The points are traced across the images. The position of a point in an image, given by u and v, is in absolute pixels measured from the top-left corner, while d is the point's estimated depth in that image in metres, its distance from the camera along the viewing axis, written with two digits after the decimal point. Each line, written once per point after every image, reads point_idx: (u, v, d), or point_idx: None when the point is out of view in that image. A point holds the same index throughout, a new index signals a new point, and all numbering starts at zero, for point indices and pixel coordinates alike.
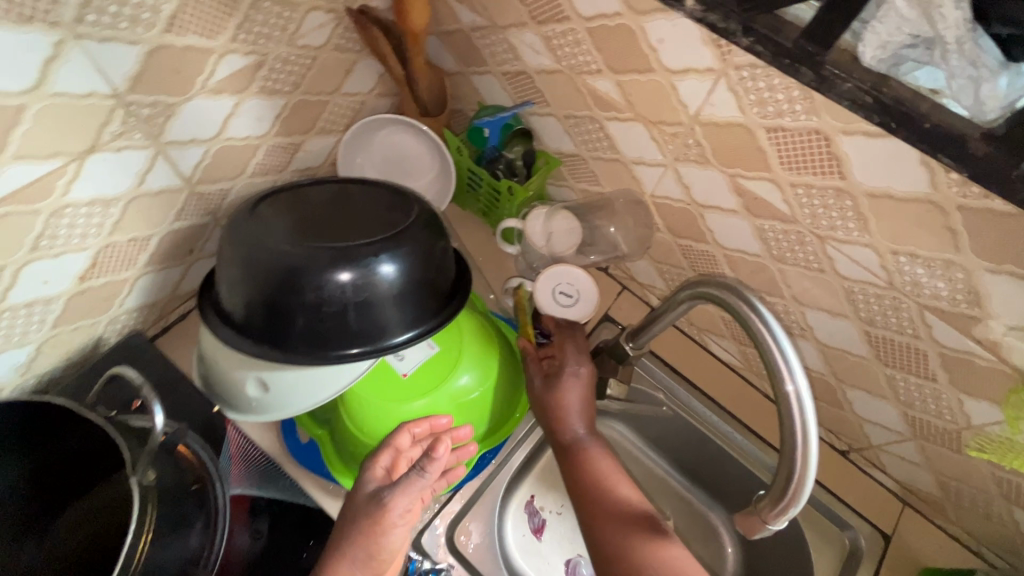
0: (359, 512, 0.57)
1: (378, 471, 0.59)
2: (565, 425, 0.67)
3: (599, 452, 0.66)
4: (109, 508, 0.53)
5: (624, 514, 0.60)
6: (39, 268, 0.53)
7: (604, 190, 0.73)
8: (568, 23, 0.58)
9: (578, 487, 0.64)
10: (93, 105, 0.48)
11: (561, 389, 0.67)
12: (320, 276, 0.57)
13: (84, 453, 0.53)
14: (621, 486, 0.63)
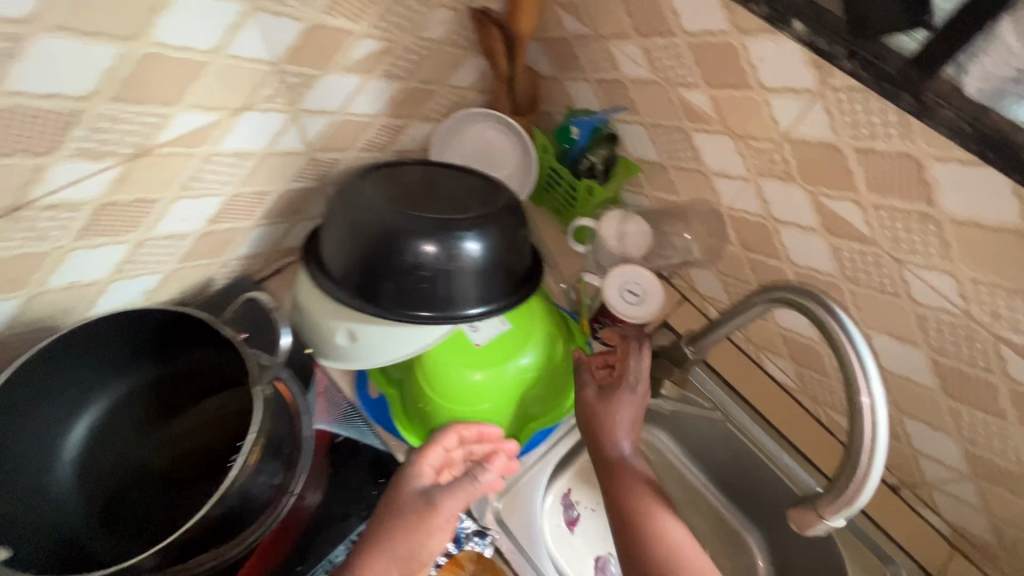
0: (404, 507, 0.60)
1: (427, 470, 0.63)
2: (613, 443, 0.67)
3: (643, 472, 0.67)
4: (219, 426, 0.57)
5: (670, 540, 0.60)
6: (181, 207, 0.61)
7: (680, 199, 0.76)
8: (671, 38, 0.62)
9: (618, 507, 0.64)
10: (255, 69, 0.55)
11: (613, 408, 0.69)
12: (415, 242, 0.63)
13: (206, 372, 0.59)
14: (665, 511, 0.63)
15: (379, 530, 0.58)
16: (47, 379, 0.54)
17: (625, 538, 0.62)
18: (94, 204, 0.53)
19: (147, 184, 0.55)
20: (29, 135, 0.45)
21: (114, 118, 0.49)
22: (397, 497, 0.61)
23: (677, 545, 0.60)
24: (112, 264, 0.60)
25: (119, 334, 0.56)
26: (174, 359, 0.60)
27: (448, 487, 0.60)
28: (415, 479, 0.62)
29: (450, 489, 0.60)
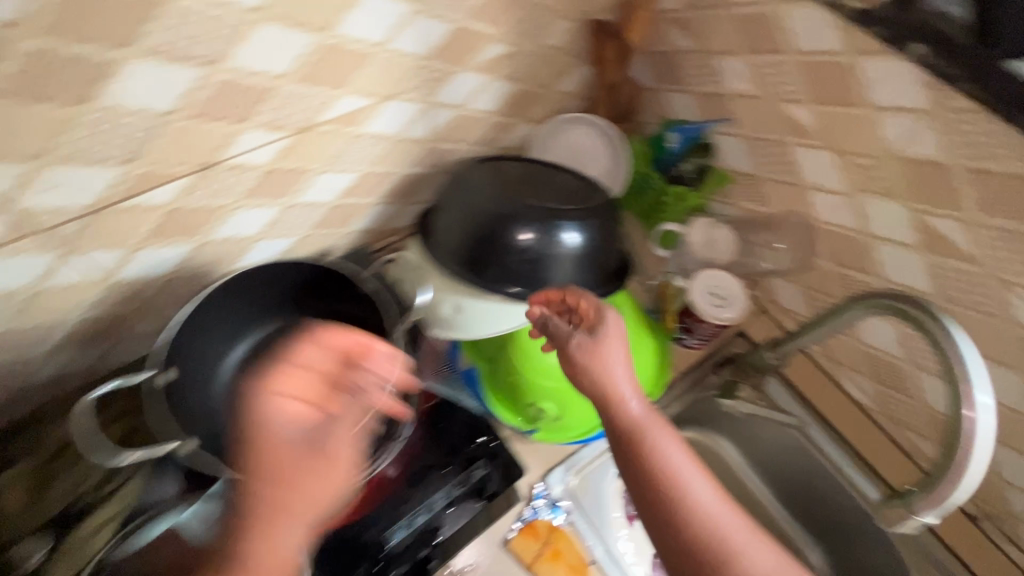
0: (281, 493, 0.42)
1: (293, 403, 0.45)
2: (624, 408, 0.57)
3: (660, 434, 0.56)
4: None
5: (703, 513, 0.53)
6: (324, 179, 0.69)
7: (771, 211, 0.79)
8: (782, 55, 0.65)
9: (638, 476, 0.55)
10: (407, 62, 0.63)
11: (607, 365, 0.58)
12: (524, 226, 0.69)
13: (338, 327, 0.67)
14: (692, 475, 0.55)
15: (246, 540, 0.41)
16: (216, 313, 0.63)
17: (653, 516, 0.54)
18: (263, 168, 0.62)
19: (305, 156, 0.64)
20: (235, 105, 0.53)
21: (297, 96, 0.57)
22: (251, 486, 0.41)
23: (711, 518, 0.53)
24: (263, 223, 0.69)
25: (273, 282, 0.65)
26: (309, 314, 0.67)
27: (327, 423, 0.45)
28: (280, 448, 0.42)
29: (345, 431, 0.46)
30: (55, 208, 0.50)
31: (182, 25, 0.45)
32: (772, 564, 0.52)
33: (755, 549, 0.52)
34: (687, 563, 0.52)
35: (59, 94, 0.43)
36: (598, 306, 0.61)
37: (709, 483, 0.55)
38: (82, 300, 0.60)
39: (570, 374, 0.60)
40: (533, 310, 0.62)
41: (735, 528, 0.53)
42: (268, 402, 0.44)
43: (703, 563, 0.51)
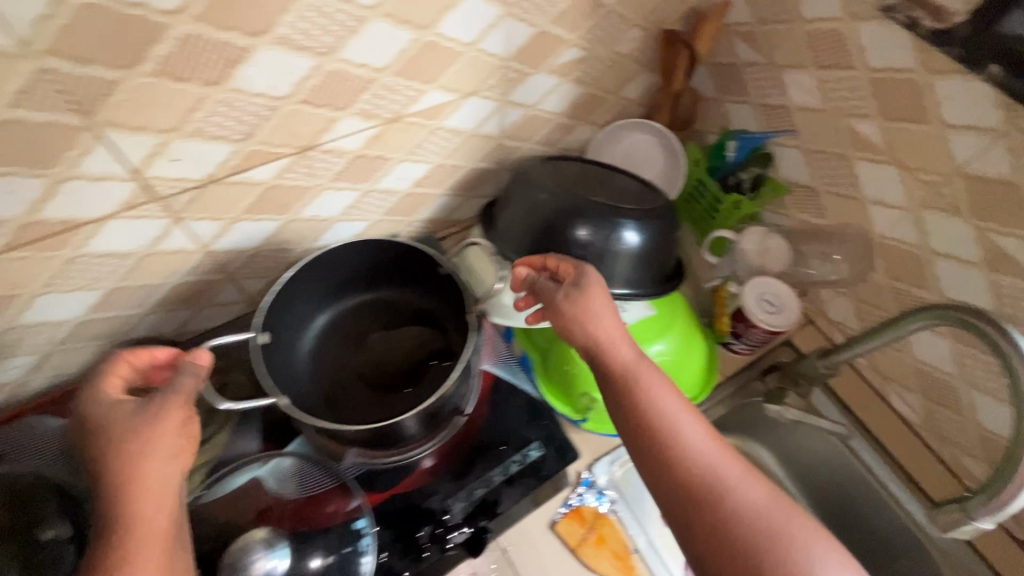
0: (143, 490, 0.46)
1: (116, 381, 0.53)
2: (614, 352, 0.58)
3: (651, 376, 0.57)
4: (416, 349, 0.68)
5: (692, 450, 0.53)
6: (402, 167, 0.73)
7: (827, 223, 0.80)
8: (852, 71, 0.67)
9: (628, 416, 0.56)
10: (490, 62, 0.66)
11: (595, 312, 0.60)
12: (587, 222, 0.72)
13: (411, 305, 0.72)
14: (682, 416, 0.55)
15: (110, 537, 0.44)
16: (307, 281, 0.65)
17: (643, 456, 0.54)
18: (351, 154, 0.66)
19: (389, 145, 0.68)
20: (338, 94, 0.58)
21: (391, 88, 0.61)
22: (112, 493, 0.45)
23: (702, 456, 0.53)
24: (343, 206, 0.73)
25: (359, 257, 0.68)
26: (386, 290, 0.72)
27: (145, 420, 0.48)
28: (122, 451, 0.47)
29: (153, 434, 0.48)
30: (175, 178, 0.55)
31: (306, 18, 0.49)
32: (766, 501, 0.50)
33: (748, 486, 0.51)
34: (679, 499, 0.52)
35: (197, 74, 0.48)
36: (577, 265, 0.64)
37: (700, 423, 0.55)
38: (181, 264, 0.66)
39: (561, 325, 0.62)
40: (520, 269, 0.66)
41: (726, 465, 0.52)
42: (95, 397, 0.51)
43: (696, 499, 0.51)
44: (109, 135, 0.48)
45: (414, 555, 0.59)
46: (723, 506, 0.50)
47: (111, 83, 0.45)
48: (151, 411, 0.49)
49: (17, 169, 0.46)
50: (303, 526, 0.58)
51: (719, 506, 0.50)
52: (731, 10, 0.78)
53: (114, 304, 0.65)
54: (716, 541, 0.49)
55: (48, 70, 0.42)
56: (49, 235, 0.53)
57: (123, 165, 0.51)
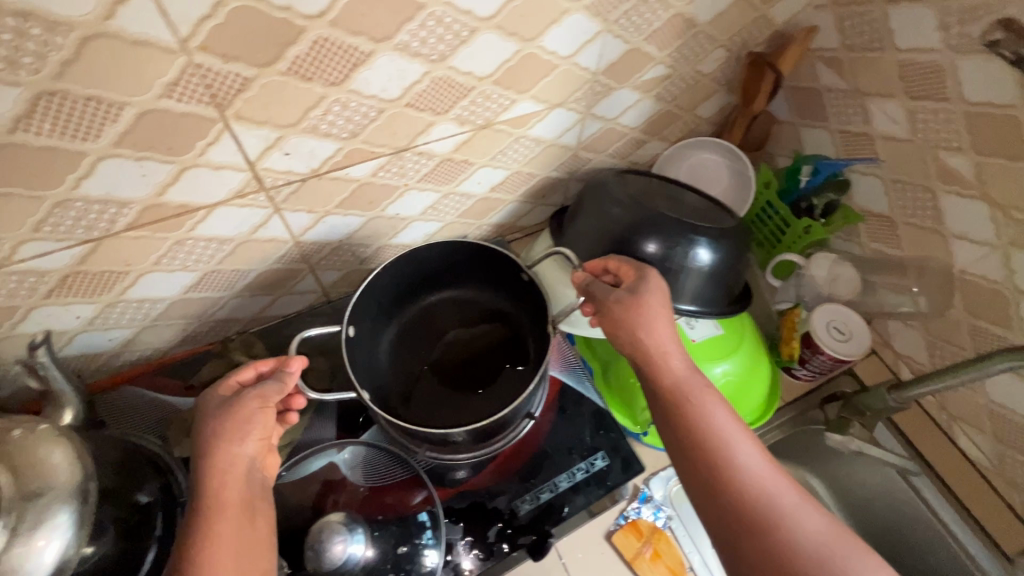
0: (222, 471, 0.50)
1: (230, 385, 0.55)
2: (665, 363, 0.56)
3: (703, 391, 0.55)
4: (493, 350, 0.70)
5: (746, 472, 0.50)
6: (483, 172, 0.75)
7: (902, 254, 0.79)
8: (946, 103, 0.66)
9: (678, 432, 0.54)
10: (582, 76, 0.68)
11: (648, 318, 0.58)
12: (658, 235, 0.72)
13: (484, 306, 0.74)
14: (736, 436, 0.52)
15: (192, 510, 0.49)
16: (395, 278, 0.68)
17: (691, 474, 0.52)
18: (441, 157, 0.68)
19: (476, 150, 0.70)
20: (441, 100, 0.60)
21: (488, 96, 0.63)
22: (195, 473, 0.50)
23: (756, 479, 0.50)
24: (423, 207, 0.75)
25: (449, 258, 0.71)
26: (469, 291, 0.74)
27: (225, 412, 0.52)
28: (206, 434, 0.51)
29: (233, 424, 0.52)
30: (283, 170, 0.58)
31: (426, 26, 0.51)
32: (829, 535, 0.47)
33: (805, 515, 0.48)
34: (730, 523, 0.49)
35: (322, 75, 0.51)
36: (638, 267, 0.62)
37: (754, 445, 0.52)
38: (272, 253, 0.68)
39: (610, 328, 0.60)
40: (578, 274, 0.64)
41: (782, 490, 0.49)
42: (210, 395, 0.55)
43: (748, 524, 0.48)
44: (235, 127, 0.51)
45: (484, 554, 0.62)
46: (777, 536, 0.47)
47: (247, 79, 0.48)
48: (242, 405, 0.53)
49: (152, 154, 0.49)
50: (379, 514, 0.61)
51: (774, 533, 0.47)
52: (817, 35, 0.78)
53: (207, 286, 0.67)
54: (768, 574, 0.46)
55: (198, 65, 0.45)
56: (166, 218, 0.56)
57: (242, 156, 0.54)
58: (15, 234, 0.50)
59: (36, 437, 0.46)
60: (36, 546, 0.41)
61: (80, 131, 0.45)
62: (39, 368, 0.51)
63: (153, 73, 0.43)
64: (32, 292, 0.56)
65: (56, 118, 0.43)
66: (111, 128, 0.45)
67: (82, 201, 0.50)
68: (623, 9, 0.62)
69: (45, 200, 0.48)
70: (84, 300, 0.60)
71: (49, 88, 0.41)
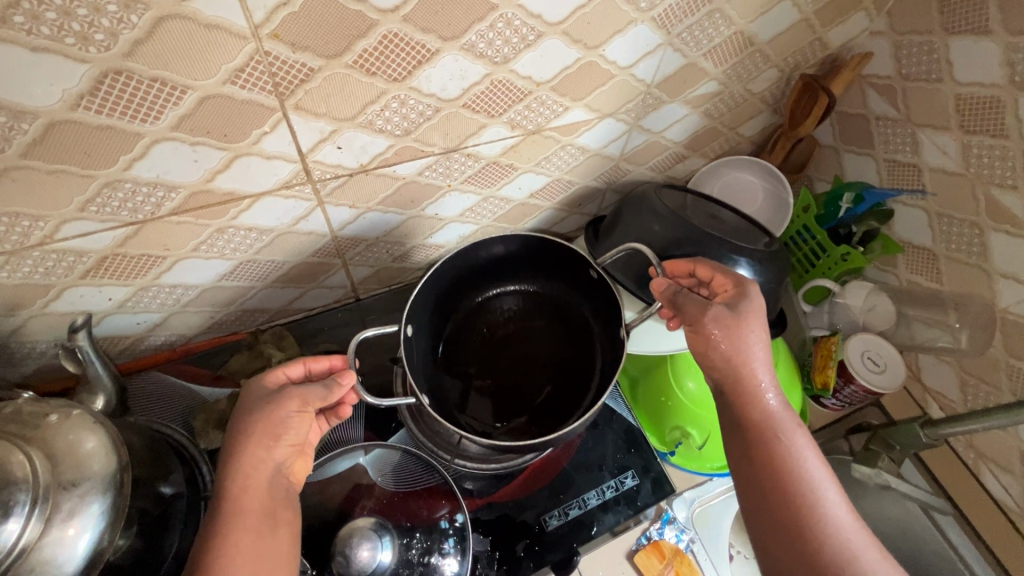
0: (245, 474, 0.47)
1: (279, 375, 0.53)
2: (757, 400, 0.56)
3: (792, 432, 0.54)
4: (557, 345, 0.72)
5: (830, 521, 0.49)
6: (525, 177, 0.74)
7: (942, 288, 0.77)
8: (1004, 140, 0.65)
9: (762, 470, 0.53)
10: (636, 88, 0.67)
11: (746, 347, 0.57)
12: (700, 255, 0.71)
13: (548, 298, 0.75)
14: (823, 483, 0.51)
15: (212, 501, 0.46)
16: (473, 262, 0.71)
17: (770, 513, 0.52)
18: (487, 160, 0.67)
19: (522, 155, 0.69)
20: (496, 103, 0.59)
21: (543, 103, 0.62)
22: (224, 465, 0.47)
23: (838, 528, 0.49)
24: (462, 208, 0.73)
25: (545, 257, 0.72)
26: (536, 284, 0.75)
27: (263, 407, 0.49)
28: (239, 428, 0.48)
29: (265, 427, 0.49)
30: (333, 164, 0.57)
31: (495, 28, 0.50)
32: None
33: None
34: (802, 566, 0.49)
35: (385, 71, 0.49)
36: (738, 282, 0.61)
37: (842, 495, 0.51)
38: (309, 246, 0.67)
39: (702, 347, 0.59)
40: (660, 280, 0.63)
41: (865, 545, 0.48)
42: (254, 384, 0.52)
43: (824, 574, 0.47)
44: (293, 118, 0.50)
45: (509, 567, 0.60)
46: None
47: (312, 70, 0.46)
48: (277, 410, 0.49)
49: (207, 140, 0.48)
50: (406, 520, 0.59)
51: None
52: (871, 61, 0.77)
53: (240, 275, 0.65)
54: None
55: (266, 53, 0.43)
56: (210, 205, 0.54)
57: (295, 148, 0.53)
58: (61, 212, 0.48)
59: (71, 423, 0.45)
60: (68, 534, 0.40)
61: (139, 112, 0.43)
62: (76, 352, 0.51)
63: (221, 58, 0.42)
64: (69, 271, 0.54)
65: (118, 98, 0.42)
66: (172, 111, 0.44)
67: (132, 182, 0.49)
68: (687, 23, 0.61)
69: (96, 179, 0.47)
70: (117, 282, 0.58)
71: (117, 67, 0.40)
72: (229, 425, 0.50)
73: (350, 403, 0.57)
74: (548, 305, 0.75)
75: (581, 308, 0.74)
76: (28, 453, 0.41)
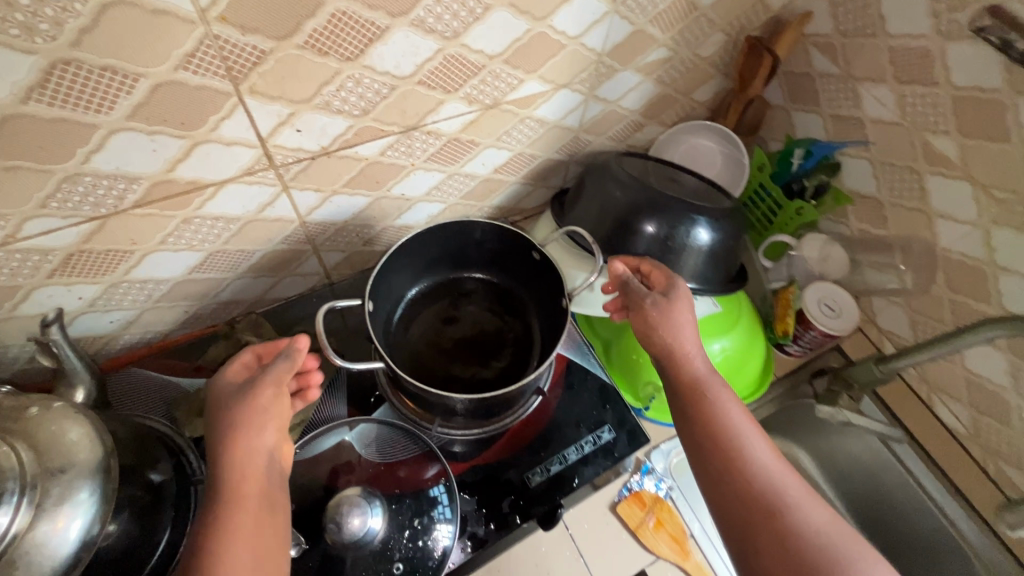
0: (240, 463, 0.48)
1: (237, 367, 0.54)
2: (686, 361, 0.60)
3: (720, 389, 0.59)
4: (503, 327, 0.73)
5: (756, 466, 0.54)
6: (487, 153, 0.75)
7: (888, 234, 0.82)
8: (934, 87, 0.69)
9: (695, 426, 0.57)
10: (588, 57, 0.69)
11: (676, 321, 0.62)
12: (660, 214, 0.73)
13: (494, 284, 0.76)
14: (749, 431, 0.56)
15: (211, 493, 0.47)
16: (431, 249, 0.72)
17: (703, 464, 0.56)
18: (448, 136, 0.68)
19: (482, 131, 0.70)
20: (451, 79, 0.60)
21: (497, 76, 0.63)
22: (216, 457, 0.49)
23: (765, 469, 0.54)
24: (428, 187, 0.75)
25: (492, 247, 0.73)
26: (483, 272, 0.76)
27: (239, 397, 0.51)
28: (222, 423, 0.50)
29: (246, 415, 0.50)
30: (294, 148, 0.58)
31: (442, 2, 0.52)
32: (830, 523, 0.51)
33: (809, 509, 0.51)
34: (740, 507, 0.52)
35: (338, 50, 0.50)
36: (670, 276, 0.65)
37: (765, 442, 0.56)
38: (277, 233, 0.67)
39: (642, 327, 0.63)
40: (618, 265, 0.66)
41: (790, 485, 0.53)
42: (217, 382, 0.53)
43: (756, 510, 0.52)
44: (249, 102, 0.51)
45: (497, 525, 0.62)
46: (783, 520, 0.50)
47: (264, 52, 0.47)
48: (249, 396, 0.51)
49: (165, 128, 0.48)
50: (395, 488, 0.62)
51: (779, 523, 0.50)
52: (811, 20, 0.80)
53: (210, 267, 0.66)
54: (773, 555, 0.50)
55: (216, 37, 0.44)
56: (175, 195, 0.55)
57: (254, 132, 0.53)
58: (20, 210, 0.49)
59: (53, 415, 0.45)
60: (57, 527, 0.41)
61: (93, 103, 0.44)
62: (52, 347, 0.51)
63: (171, 43, 0.43)
64: (35, 271, 0.54)
65: (70, 89, 0.42)
66: (126, 100, 0.45)
67: (91, 176, 0.49)
68: None
69: (54, 174, 0.47)
70: (86, 280, 0.58)
71: (65, 56, 0.40)
72: (208, 425, 0.51)
73: (317, 384, 0.57)
74: (495, 289, 0.76)
75: (523, 291, 0.75)
76: (14, 447, 0.42)
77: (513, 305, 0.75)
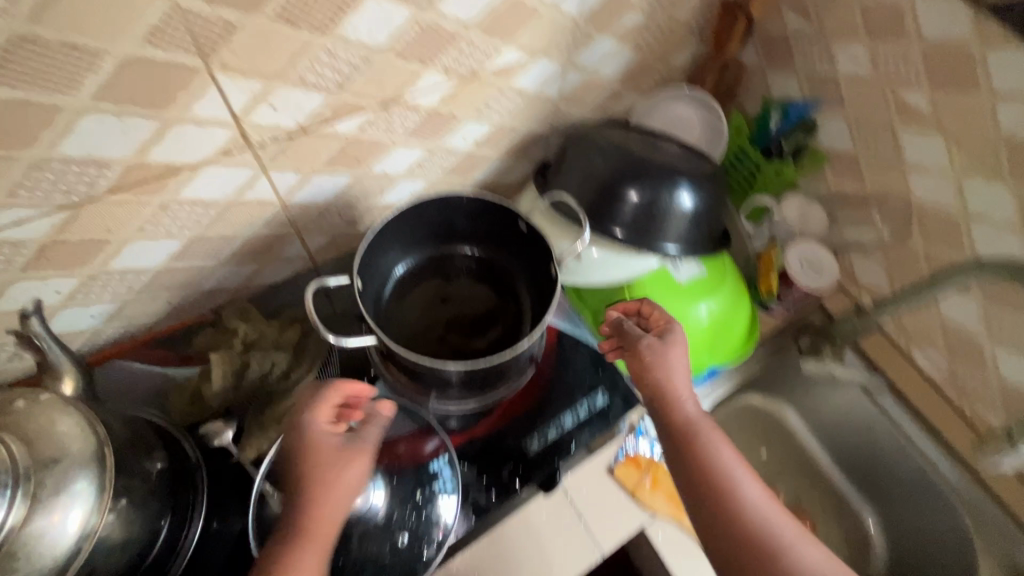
0: (326, 514, 0.52)
1: (326, 413, 0.54)
2: (678, 404, 0.60)
3: (711, 432, 0.59)
4: (493, 300, 0.73)
5: (750, 508, 0.55)
6: (468, 127, 0.74)
7: (865, 190, 0.84)
8: (904, 41, 0.70)
9: (692, 470, 0.57)
10: (564, 23, 0.68)
11: (671, 363, 0.61)
12: (643, 179, 0.73)
13: (479, 258, 0.76)
14: (742, 474, 0.57)
15: (290, 535, 0.51)
16: (417, 226, 0.71)
17: (700, 509, 0.56)
18: (428, 110, 0.67)
19: (461, 103, 0.69)
20: (427, 49, 0.59)
21: (473, 45, 0.63)
22: (303, 505, 0.51)
23: (760, 511, 0.55)
24: (409, 164, 0.74)
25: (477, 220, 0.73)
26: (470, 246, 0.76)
27: (338, 452, 0.53)
28: (316, 473, 0.52)
29: (344, 470, 0.53)
30: (271, 126, 0.56)
31: None
32: (821, 559, 0.54)
33: (803, 549, 0.54)
34: (738, 549, 0.54)
35: (309, 21, 0.49)
36: (670, 320, 0.65)
37: (756, 481, 0.57)
38: (258, 216, 0.66)
39: (636, 368, 0.63)
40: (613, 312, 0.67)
41: (783, 526, 0.55)
42: (306, 425, 0.53)
43: (755, 550, 0.53)
44: (221, 79, 0.49)
45: (498, 492, 0.63)
46: (781, 561, 0.53)
47: (233, 25, 0.46)
48: (349, 453, 0.54)
49: (134, 108, 0.47)
50: (395, 463, 0.62)
51: (774, 566, 0.52)
52: None
53: (191, 254, 0.64)
54: None
55: (182, 9, 0.43)
56: (149, 179, 0.53)
57: (228, 110, 0.52)
58: None
59: (41, 407, 0.45)
60: (54, 521, 0.41)
61: (57, 83, 0.42)
62: (34, 340, 0.50)
63: (134, 16, 0.42)
64: (8, 264, 0.53)
65: (31, 68, 0.41)
66: (91, 79, 0.43)
67: (60, 161, 0.47)
68: None
69: (21, 160, 0.46)
70: (62, 273, 0.57)
71: (22, 32, 0.39)
72: (296, 469, 0.53)
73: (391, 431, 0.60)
74: (481, 262, 0.75)
75: (512, 262, 0.75)
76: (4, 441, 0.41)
77: (501, 277, 0.75)
